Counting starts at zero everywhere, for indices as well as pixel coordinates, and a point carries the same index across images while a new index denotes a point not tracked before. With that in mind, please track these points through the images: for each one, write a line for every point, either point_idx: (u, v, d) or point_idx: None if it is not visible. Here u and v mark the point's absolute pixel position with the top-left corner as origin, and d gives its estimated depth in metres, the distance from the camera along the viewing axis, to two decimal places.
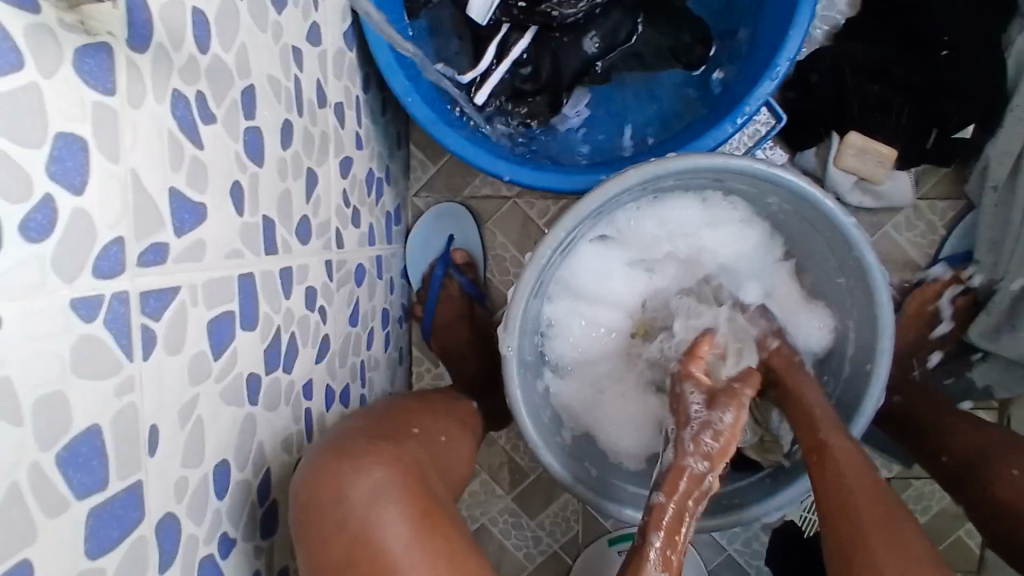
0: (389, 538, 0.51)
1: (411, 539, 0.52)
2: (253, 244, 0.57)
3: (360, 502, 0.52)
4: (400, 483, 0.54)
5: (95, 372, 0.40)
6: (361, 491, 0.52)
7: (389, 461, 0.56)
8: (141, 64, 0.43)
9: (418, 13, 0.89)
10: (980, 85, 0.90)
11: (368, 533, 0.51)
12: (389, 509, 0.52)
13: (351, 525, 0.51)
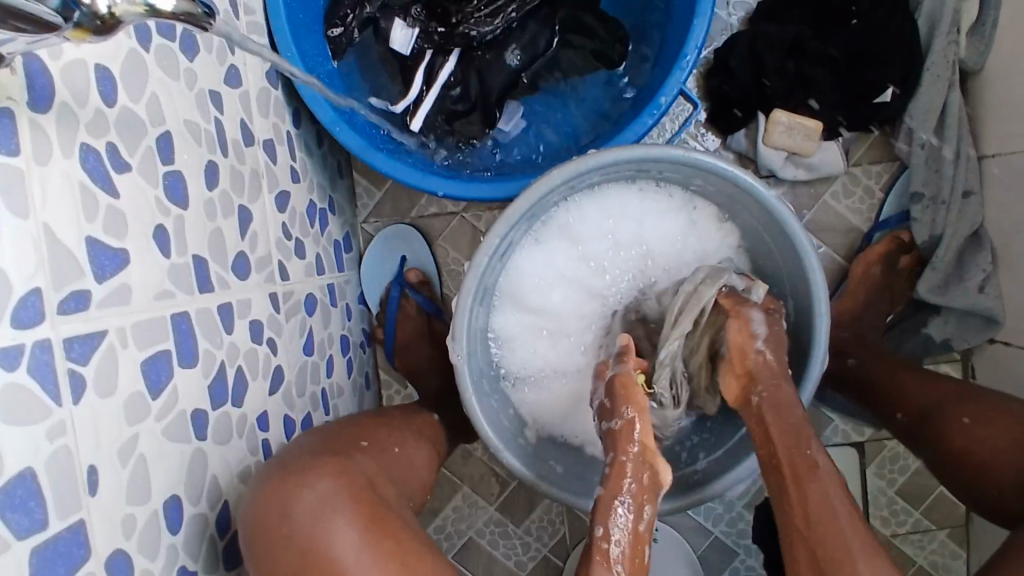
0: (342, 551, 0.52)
1: (364, 546, 0.52)
2: (184, 283, 0.59)
3: (306, 516, 0.53)
4: (347, 493, 0.55)
5: (22, 418, 0.41)
6: (308, 505, 0.53)
7: (335, 472, 0.56)
8: (45, 123, 0.44)
9: (343, 56, 0.91)
10: (898, 47, 0.91)
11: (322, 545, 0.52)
12: (339, 521, 0.53)
13: (302, 543, 0.52)
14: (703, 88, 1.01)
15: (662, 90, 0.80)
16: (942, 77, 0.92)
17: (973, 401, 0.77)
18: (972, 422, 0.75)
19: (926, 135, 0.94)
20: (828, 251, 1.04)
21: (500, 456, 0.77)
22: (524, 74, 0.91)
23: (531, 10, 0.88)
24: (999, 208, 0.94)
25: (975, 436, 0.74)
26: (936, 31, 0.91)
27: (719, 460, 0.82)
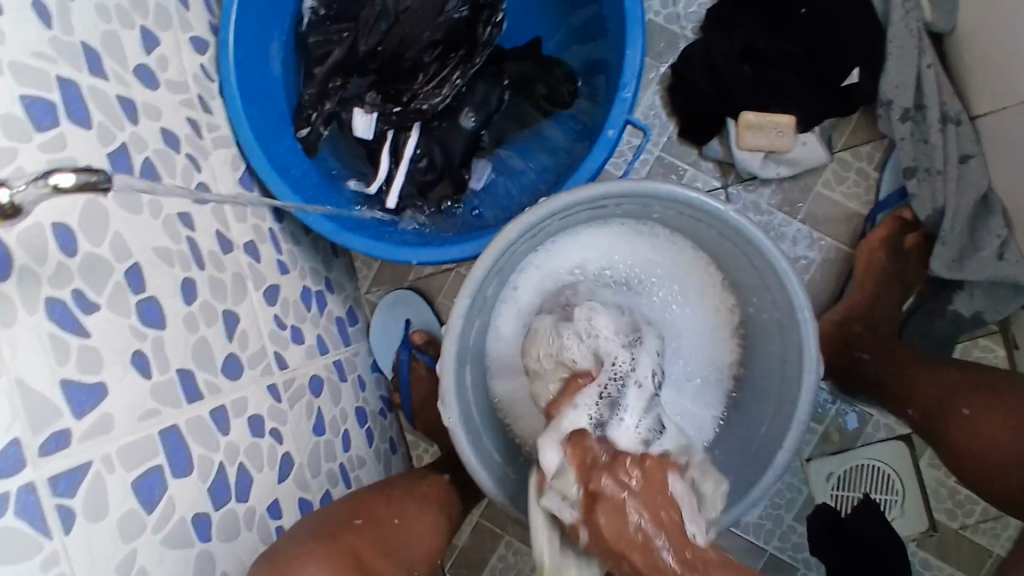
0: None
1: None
2: (170, 397, 0.63)
3: None
4: None
5: (12, 556, 0.46)
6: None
7: (322, 559, 0.59)
8: (7, 289, 0.50)
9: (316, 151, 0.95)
10: (856, 28, 0.89)
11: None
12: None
13: None
14: (668, 104, 1.01)
15: (608, 124, 0.81)
16: (907, 49, 0.89)
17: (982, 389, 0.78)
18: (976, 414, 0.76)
19: (904, 103, 0.90)
20: (831, 241, 1.00)
21: (511, 512, 0.77)
22: (484, 132, 0.95)
23: (477, 72, 0.92)
24: (1004, 167, 0.89)
25: (980, 431, 0.76)
26: (890, 3, 0.90)
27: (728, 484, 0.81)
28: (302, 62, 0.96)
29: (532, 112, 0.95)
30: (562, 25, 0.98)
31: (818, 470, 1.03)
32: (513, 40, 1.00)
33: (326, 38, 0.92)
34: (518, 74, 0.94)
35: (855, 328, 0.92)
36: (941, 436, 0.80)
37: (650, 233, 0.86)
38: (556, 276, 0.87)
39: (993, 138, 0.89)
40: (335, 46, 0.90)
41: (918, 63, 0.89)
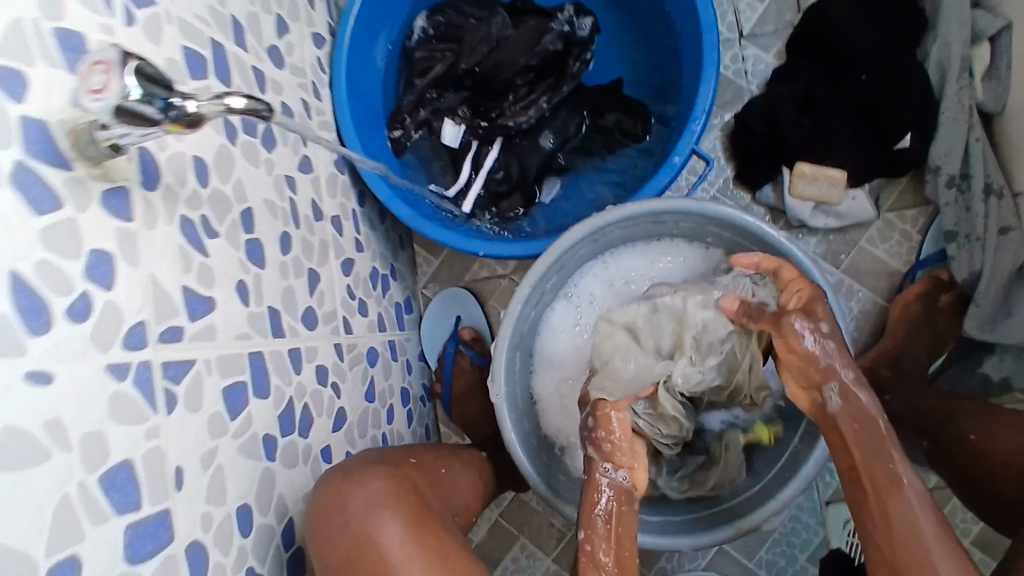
0: (391, 552, 0.62)
1: (409, 551, 0.62)
2: (260, 328, 0.71)
3: (360, 509, 0.64)
4: (393, 494, 0.66)
5: (124, 419, 0.51)
6: (359, 505, 0.64)
7: (385, 478, 0.68)
8: (154, 198, 0.58)
9: (404, 151, 1.05)
10: (910, 97, 0.97)
11: (374, 545, 0.62)
12: (389, 525, 0.63)
13: (356, 529, 0.63)
14: (727, 148, 1.09)
15: (676, 152, 0.89)
16: (958, 121, 0.96)
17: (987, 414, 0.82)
18: (985, 438, 0.79)
19: (951, 170, 0.97)
20: (868, 294, 1.05)
21: (539, 492, 0.82)
22: (559, 154, 1.03)
23: (561, 99, 1.01)
24: None
25: (987, 447, 0.78)
26: (947, 75, 0.96)
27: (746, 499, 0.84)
28: (405, 71, 1.06)
29: (607, 143, 1.04)
30: (640, 66, 1.08)
31: (836, 513, 1.07)
32: (598, 76, 1.09)
33: (430, 54, 1.03)
34: (596, 107, 1.03)
35: (882, 374, 0.97)
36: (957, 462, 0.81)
37: None
38: (607, 279, 0.92)
39: None
40: (438, 63, 1.02)
41: (966, 135, 0.96)
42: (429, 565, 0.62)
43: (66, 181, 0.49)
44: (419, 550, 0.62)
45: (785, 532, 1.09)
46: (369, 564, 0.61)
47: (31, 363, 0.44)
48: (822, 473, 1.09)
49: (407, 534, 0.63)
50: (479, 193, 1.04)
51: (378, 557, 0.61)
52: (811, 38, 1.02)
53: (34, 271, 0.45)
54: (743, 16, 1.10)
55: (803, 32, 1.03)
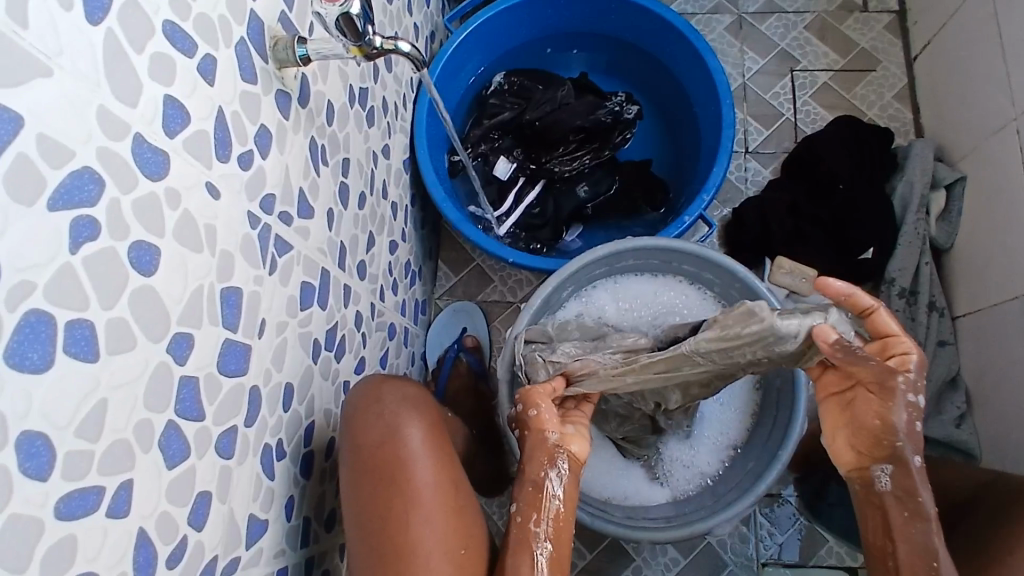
0: (412, 445, 0.65)
1: (429, 452, 0.65)
2: (333, 253, 0.83)
3: (394, 402, 0.68)
4: (424, 402, 0.71)
5: (248, 258, 0.63)
6: (394, 399, 0.69)
7: (419, 391, 0.72)
8: (302, 112, 0.73)
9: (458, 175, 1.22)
10: (877, 220, 1.19)
11: (399, 437, 0.65)
12: (416, 426, 0.66)
13: (387, 416, 0.67)
14: (723, 235, 1.28)
15: (686, 214, 1.07)
16: (913, 245, 1.18)
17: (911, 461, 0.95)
18: None
19: (903, 284, 1.17)
20: None
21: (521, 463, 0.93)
22: (589, 205, 1.20)
23: (600, 162, 1.21)
24: (972, 358, 1.14)
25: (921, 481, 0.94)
26: (907, 209, 1.20)
27: (701, 509, 0.95)
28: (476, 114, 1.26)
29: (629, 208, 1.21)
30: (670, 154, 1.28)
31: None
32: (630, 154, 1.29)
33: (501, 103, 1.22)
34: (628, 176, 1.21)
35: None
36: None
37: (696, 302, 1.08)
38: (616, 299, 1.07)
39: (967, 334, 1.15)
40: (506, 111, 1.21)
41: (919, 258, 1.18)
42: (442, 470, 0.65)
43: (261, 68, 0.64)
44: (438, 455, 0.65)
45: None
46: (390, 453, 0.64)
47: (210, 177, 0.57)
48: (760, 537, 1.19)
49: (430, 438, 0.66)
50: (516, 221, 1.21)
51: (400, 448, 0.64)
52: (801, 163, 1.25)
53: (231, 115, 0.59)
54: (750, 137, 1.35)
55: (798, 154, 1.26)
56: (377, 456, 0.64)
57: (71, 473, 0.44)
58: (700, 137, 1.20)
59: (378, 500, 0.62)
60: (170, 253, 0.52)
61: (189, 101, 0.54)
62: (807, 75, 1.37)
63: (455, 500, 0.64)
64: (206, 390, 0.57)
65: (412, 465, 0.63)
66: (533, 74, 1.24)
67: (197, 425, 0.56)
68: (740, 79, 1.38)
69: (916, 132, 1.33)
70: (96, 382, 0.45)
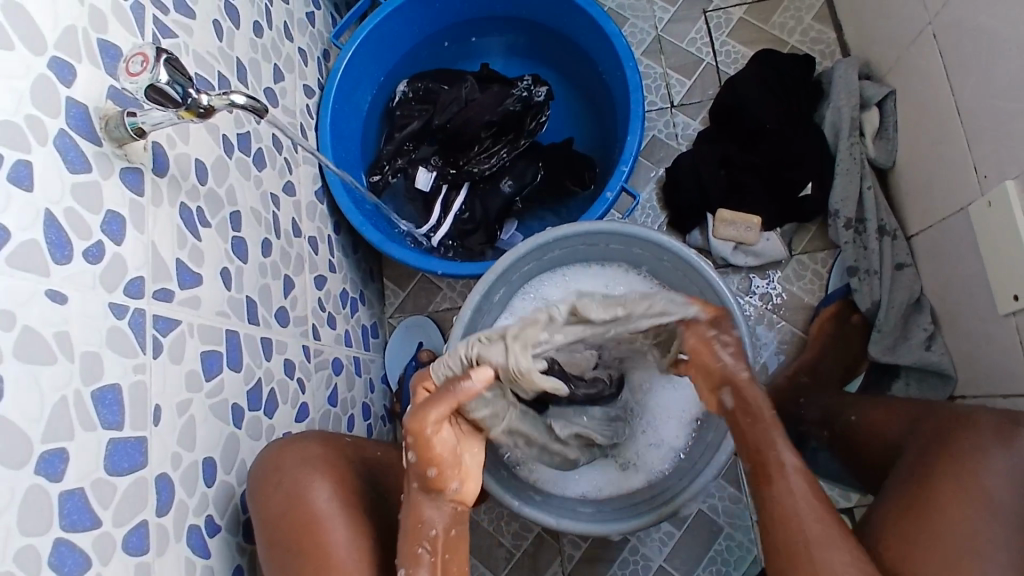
0: (319, 506, 0.64)
1: (338, 511, 0.65)
2: (238, 311, 0.81)
3: (296, 465, 0.67)
4: (327, 456, 0.70)
5: (121, 350, 0.61)
6: (296, 461, 0.67)
7: (323, 445, 0.72)
8: (161, 182, 0.71)
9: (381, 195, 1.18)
10: (811, 153, 1.14)
11: (304, 502, 0.65)
12: (320, 485, 0.66)
13: (290, 482, 0.66)
14: (662, 197, 1.25)
15: (609, 189, 1.03)
16: (852, 171, 1.14)
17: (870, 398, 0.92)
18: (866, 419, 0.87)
19: (847, 214, 1.14)
20: (787, 325, 1.19)
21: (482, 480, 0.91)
22: (518, 197, 1.16)
23: (520, 152, 1.16)
24: (931, 276, 1.10)
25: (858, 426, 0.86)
26: (839, 136, 1.15)
27: (670, 488, 0.94)
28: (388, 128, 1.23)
29: (559, 192, 1.17)
30: (590, 127, 1.24)
31: None
32: (550, 137, 1.26)
33: (408, 114, 1.19)
34: (551, 162, 1.17)
35: (806, 382, 1.08)
36: (837, 441, 0.89)
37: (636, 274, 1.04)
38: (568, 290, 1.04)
39: (923, 252, 1.12)
40: (414, 120, 1.18)
41: (860, 183, 1.14)
42: (355, 526, 0.65)
43: (94, 152, 0.62)
44: (348, 511, 0.65)
45: (720, 552, 1.15)
46: (298, 520, 0.64)
47: (51, 283, 0.55)
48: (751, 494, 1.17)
49: (337, 495, 0.66)
50: (448, 231, 1.17)
51: (308, 514, 0.64)
52: (723, 110, 1.21)
53: (63, 213, 0.57)
54: (674, 90, 1.30)
55: (722, 101, 1.20)
56: (284, 525, 0.63)
57: None
58: (613, 104, 1.15)
59: (292, 572, 0.62)
60: (16, 374, 0.51)
61: (4, 215, 0.52)
62: (721, 14, 1.32)
63: (372, 553, 0.64)
64: (96, 497, 0.56)
65: (321, 529, 0.63)
66: (437, 76, 1.20)
67: (94, 533, 0.56)
68: (653, 32, 1.33)
69: (841, 51, 1.28)
70: None
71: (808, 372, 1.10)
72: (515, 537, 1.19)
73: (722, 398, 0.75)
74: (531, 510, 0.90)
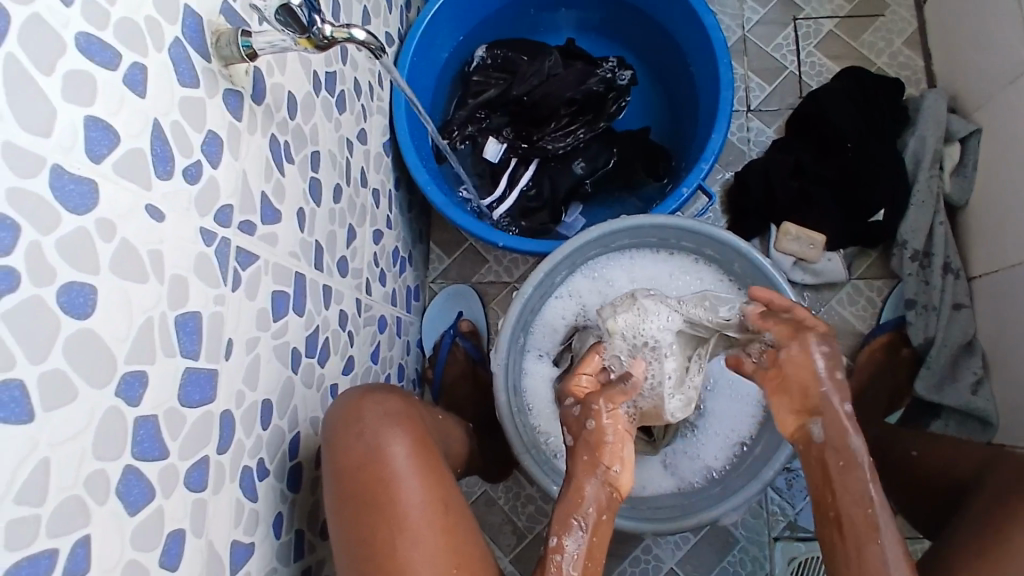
0: (396, 463, 0.65)
1: (414, 470, 0.65)
2: (308, 255, 0.79)
3: (375, 420, 0.68)
4: (404, 415, 0.70)
5: (205, 278, 0.58)
6: (376, 416, 0.68)
7: (400, 403, 0.72)
8: (257, 110, 0.67)
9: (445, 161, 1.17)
10: (888, 179, 1.12)
11: (381, 457, 0.65)
12: (398, 443, 0.67)
13: (369, 436, 0.66)
14: (725, 202, 1.22)
15: (685, 184, 1.00)
16: (927, 204, 1.12)
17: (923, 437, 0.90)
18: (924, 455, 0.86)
19: (916, 246, 1.12)
20: (833, 348, 1.17)
21: (521, 461, 0.90)
22: (587, 180, 1.13)
23: (597, 135, 1.14)
24: (989, 321, 1.09)
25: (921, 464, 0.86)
26: (920, 166, 1.13)
27: (707, 496, 0.92)
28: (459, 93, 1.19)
29: (629, 180, 1.15)
30: (668, 117, 1.22)
31: (783, 549, 1.14)
32: (627, 123, 1.23)
33: (485, 80, 1.16)
34: (625, 147, 1.15)
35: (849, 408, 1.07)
36: (895, 478, 0.88)
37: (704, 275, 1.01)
38: (633, 278, 1.02)
39: (984, 295, 1.10)
40: (491, 88, 1.15)
41: (932, 218, 1.13)
42: (429, 488, 0.65)
43: (203, 68, 0.59)
44: (422, 473, 0.66)
45: (733, 564, 1.15)
46: (374, 474, 0.64)
47: (151, 198, 0.52)
48: (772, 511, 1.16)
49: (413, 455, 0.66)
50: (512, 206, 1.15)
51: (383, 470, 0.65)
52: (803, 122, 1.18)
53: (169, 127, 0.54)
54: (752, 94, 1.27)
55: (802, 111, 1.19)
56: (359, 476, 0.64)
57: (15, 542, 0.40)
58: (697, 99, 1.12)
59: (363, 525, 0.63)
60: (110, 289, 0.48)
61: (116, 119, 0.49)
62: (810, 24, 1.28)
63: (444, 518, 0.65)
64: (167, 426, 0.54)
65: (396, 487, 0.64)
66: (517, 44, 1.16)
67: (161, 464, 0.53)
68: (739, 31, 1.29)
69: (927, 80, 1.25)
70: (35, 442, 0.41)
71: (852, 398, 1.08)
72: (529, 519, 1.18)
73: (812, 428, 0.74)
74: (559, 493, 0.89)
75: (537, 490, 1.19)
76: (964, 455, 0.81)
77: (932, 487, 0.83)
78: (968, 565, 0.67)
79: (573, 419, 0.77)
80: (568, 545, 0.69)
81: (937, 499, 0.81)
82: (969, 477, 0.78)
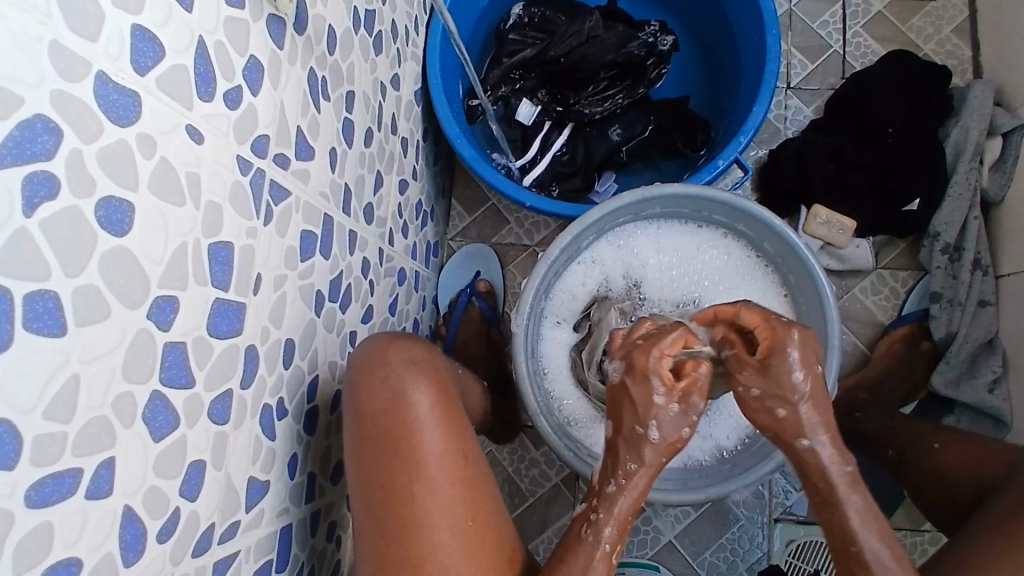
0: (418, 411, 0.64)
1: (436, 419, 0.65)
2: (337, 198, 0.77)
3: (400, 367, 0.67)
4: (429, 364, 0.69)
5: (239, 208, 0.57)
6: (401, 363, 0.67)
7: (425, 352, 0.71)
8: (299, 40, 0.65)
9: (475, 120, 1.15)
10: (926, 169, 1.10)
11: (404, 403, 0.65)
12: (422, 391, 0.66)
13: (393, 383, 0.65)
14: (757, 180, 1.20)
15: (721, 157, 0.98)
16: (963, 198, 1.11)
17: (943, 432, 0.89)
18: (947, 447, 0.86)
19: (948, 239, 1.11)
20: (851, 337, 1.17)
21: (535, 422, 0.89)
22: (622, 148, 1.12)
23: (634, 102, 1.12)
24: (1012, 321, 1.07)
25: (943, 461, 0.84)
26: (960, 158, 1.11)
27: (716, 472, 0.92)
28: (494, 49, 1.16)
29: (666, 151, 1.13)
30: (708, 87, 1.19)
31: (781, 531, 1.15)
32: (664, 92, 1.20)
33: (522, 38, 1.13)
34: (663, 117, 1.12)
35: (864, 397, 1.06)
36: (914, 470, 0.88)
37: (733, 250, 0.99)
38: (660, 248, 1.00)
39: (1010, 295, 1.09)
40: (528, 47, 1.12)
41: (967, 212, 1.11)
42: (450, 439, 0.65)
43: None
44: (445, 423, 0.65)
45: (731, 541, 1.15)
46: (396, 421, 0.64)
47: (192, 119, 0.50)
48: (775, 493, 1.16)
49: (437, 405, 0.65)
50: (543, 171, 1.13)
51: (406, 418, 0.64)
52: (846, 105, 1.16)
53: (214, 47, 0.52)
54: (793, 72, 1.24)
55: (845, 93, 1.16)
56: (381, 421, 0.64)
57: (40, 459, 0.39)
58: (740, 73, 1.09)
59: (383, 470, 0.62)
60: (147, 208, 0.46)
61: (162, 31, 0.47)
62: (860, 3, 1.24)
63: (463, 469, 0.64)
64: (195, 355, 0.52)
65: (418, 435, 0.63)
66: (556, 5, 1.13)
67: (186, 393, 0.52)
68: (786, 5, 1.25)
69: (973, 72, 1.21)
70: (66, 357, 0.40)
71: (867, 388, 1.07)
72: (530, 483, 1.18)
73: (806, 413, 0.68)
74: (572, 458, 0.88)
75: (541, 455, 1.19)
76: (986, 455, 0.81)
77: (951, 479, 0.82)
78: (986, 564, 0.67)
79: (658, 414, 0.70)
80: (607, 533, 0.69)
81: (959, 499, 0.80)
82: (993, 478, 0.77)
